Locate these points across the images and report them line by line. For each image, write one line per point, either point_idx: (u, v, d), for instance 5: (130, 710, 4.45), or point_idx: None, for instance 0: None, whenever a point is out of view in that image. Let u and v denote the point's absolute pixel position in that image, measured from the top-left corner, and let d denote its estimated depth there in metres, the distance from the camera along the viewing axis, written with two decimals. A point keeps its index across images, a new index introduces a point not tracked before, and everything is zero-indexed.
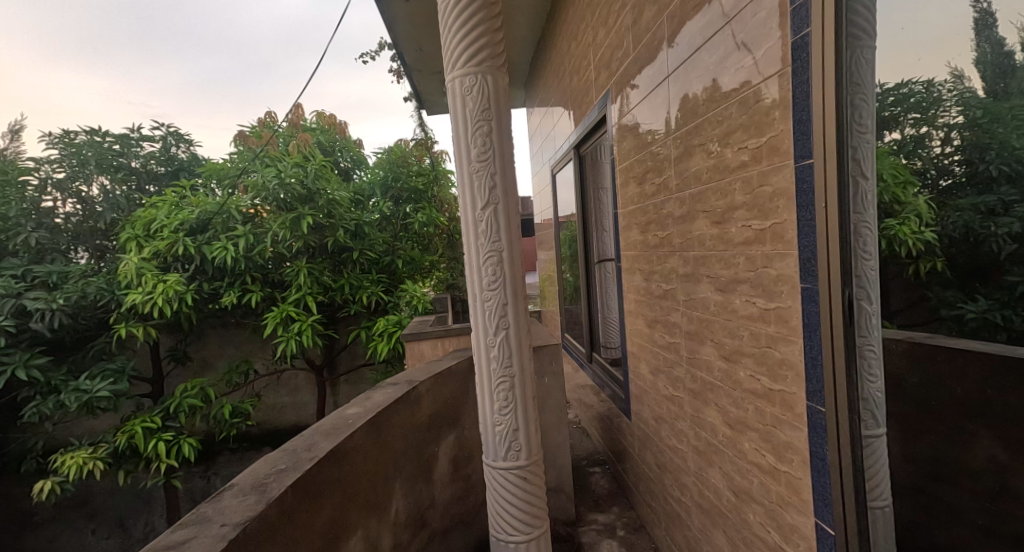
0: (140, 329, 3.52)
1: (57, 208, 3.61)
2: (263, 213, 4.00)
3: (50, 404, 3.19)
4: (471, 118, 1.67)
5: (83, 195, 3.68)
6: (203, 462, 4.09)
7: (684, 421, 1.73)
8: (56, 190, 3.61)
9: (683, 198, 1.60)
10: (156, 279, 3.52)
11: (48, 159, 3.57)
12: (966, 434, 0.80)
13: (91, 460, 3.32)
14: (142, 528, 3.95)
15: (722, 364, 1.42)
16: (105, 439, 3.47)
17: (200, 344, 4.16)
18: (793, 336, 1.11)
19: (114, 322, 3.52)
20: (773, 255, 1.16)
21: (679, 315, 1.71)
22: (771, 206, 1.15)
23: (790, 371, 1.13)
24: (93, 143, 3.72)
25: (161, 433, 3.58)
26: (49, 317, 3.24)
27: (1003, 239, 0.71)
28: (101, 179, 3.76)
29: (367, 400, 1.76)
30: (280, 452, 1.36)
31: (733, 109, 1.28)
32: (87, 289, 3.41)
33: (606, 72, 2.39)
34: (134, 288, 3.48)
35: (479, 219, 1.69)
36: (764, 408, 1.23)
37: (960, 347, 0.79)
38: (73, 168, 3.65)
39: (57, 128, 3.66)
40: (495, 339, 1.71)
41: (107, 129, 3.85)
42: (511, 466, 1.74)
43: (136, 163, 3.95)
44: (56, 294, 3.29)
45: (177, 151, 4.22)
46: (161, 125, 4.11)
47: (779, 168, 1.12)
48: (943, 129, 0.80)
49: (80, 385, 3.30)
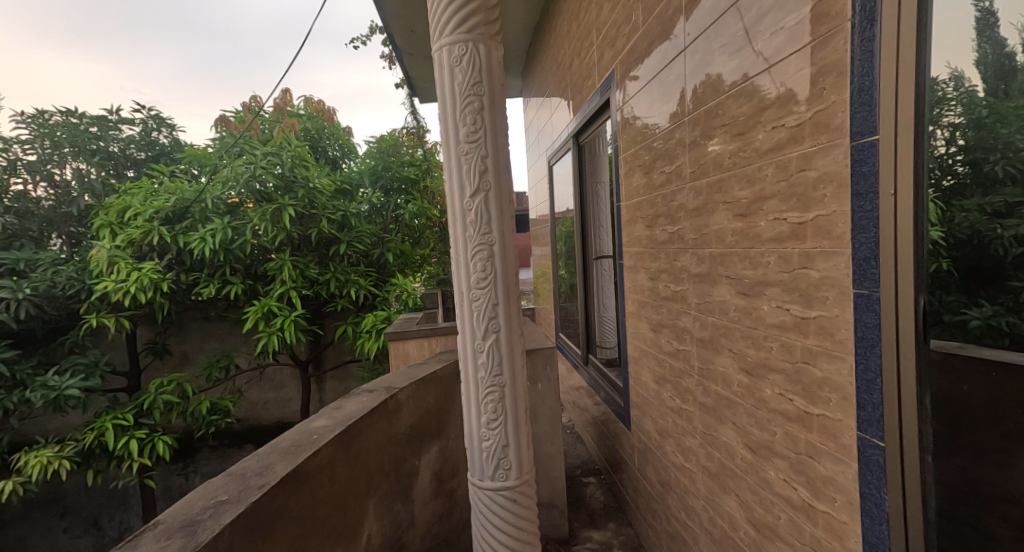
0: (112, 320, 3.30)
1: (29, 191, 3.39)
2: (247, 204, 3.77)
3: (15, 399, 2.98)
4: (459, 92, 1.47)
5: (56, 178, 3.46)
6: (181, 459, 3.92)
7: (693, 437, 1.55)
8: (28, 171, 3.38)
9: (699, 189, 1.41)
10: (130, 267, 3.30)
11: (18, 140, 3.36)
12: (1004, 455, 0.71)
13: (58, 459, 3.09)
14: (117, 527, 3.75)
15: (743, 378, 1.23)
16: (73, 437, 3.25)
17: (181, 337, 3.97)
18: (841, 352, 0.90)
19: (85, 313, 3.28)
20: (815, 253, 0.96)
21: (690, 319, 1.53)
22: (815, 194, 0.95)
23: (834, 393, 0.92)
24: (68, 125, 3.55)
25: (133, 430, 3.37)
26: (15, 306, 3.04)
27: (1010, 242, 0.70)
28: (76, 163, 3.55)
29: (338, 409, 1.56)
30: (224, 477, 1.16)
31: (765, 81, 1.09)
32: (56, 279, 3.19)
33: (611, 51, 2.20)
34: (105, 277, 3.26)
35: (468, 209, 1.50)
36: (797, 434, 1.03)
37: (983, 359, 0.73)
38: (45, 151, 3.44)
39: (30, 108, 3.44)
40: (484, 343, 1.52)
41: (83, 110, 3.66)
42: (499, 486, 1.55)
43: (115, 147, 3.77)
44: (22, 283, 3.09)
45: (158, 136, 4.04)
46: (142, 107, 3.95)
47: (827, 148, 0.91)
48: (947, 129, 0.76)
49: (48, 381, 3.09)
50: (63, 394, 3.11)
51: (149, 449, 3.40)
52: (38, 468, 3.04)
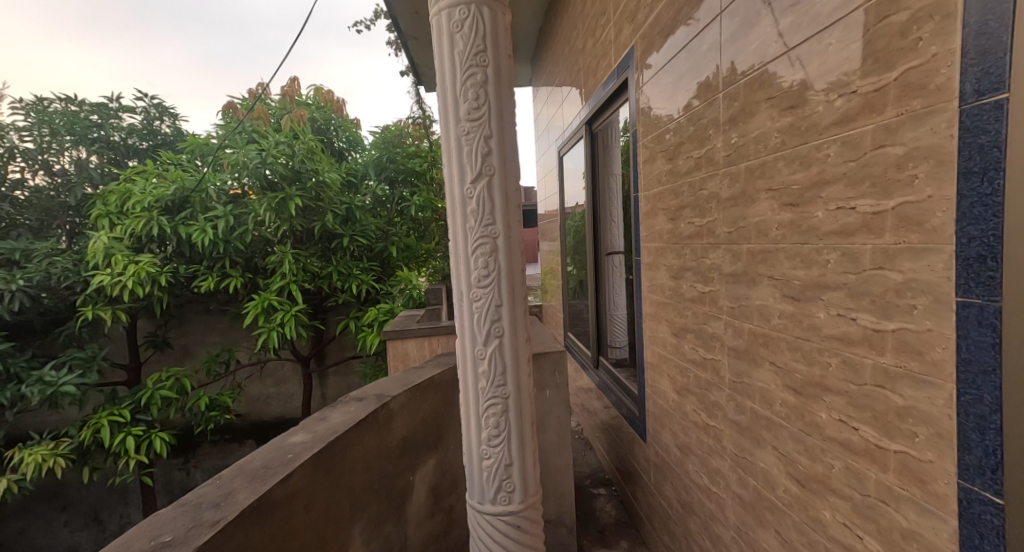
0: (109, 314, 3.15)
1: (26, 179, 3.25)
2: (251, 194, 3.62)
3: (9, 395, 2.83)
4: (460, 62, 1.29)
5: (53, 167, 3.30)
6: (178, 456, 3.80)
7: (722, 459, 1.36)
8: (24, 159, 3.24)
9: (736, 174, 1.22)
10: (126, 259, 3.15)
11: (15, 126, 3.20)
12: None
13: (52, 457, 2.94)
14: (117, 521, 3.61)
15: (789, 398, 1.04)
16: (69, 433, 3.11)
17: (182, 330, 3.84)
18: (936, 377, 0.71)
19: (81, 305, 3.14)
20: (899, 251, 0.76)
21: (720, 325, 1.33)
22: (898, 174, 0.76)
23: (921, 427, 0.74)
24: (66, 112, 3.37)
25: (130, 427, 3.22)
26: (9, 298, 2.93)
27: None
28: (77, 151, 3.39)
29: (320, 421, 1.38)
30: (177, 508, 0.99)
31: (830, 40, 0.89)
32: (51, 270, 3.05)
33: (630, 26, 1.99)
34: (101, 269, 3.11)
35: (469, 196, 1.31)
36: (864, 472, 0.85)
37: None
38: (43, 139, 3.28)
39: (30, 94, 3.28)
40: (485, 349, 1.34)
41: (83, 97, 3.47)
42: (501, 511, 1.37)
43: (115, 136, 3.58)
44: (16, 275, 2.95)
45: (161, 125, 3.83)
46: (144, 95, 3.73)
47: (922, 115, 0.72)
48: None
49: (44, 375, 2.94)
50: (59, 390, 2.96)
51: (146, 446, 3.24)
52: (33, 466, 2.89)
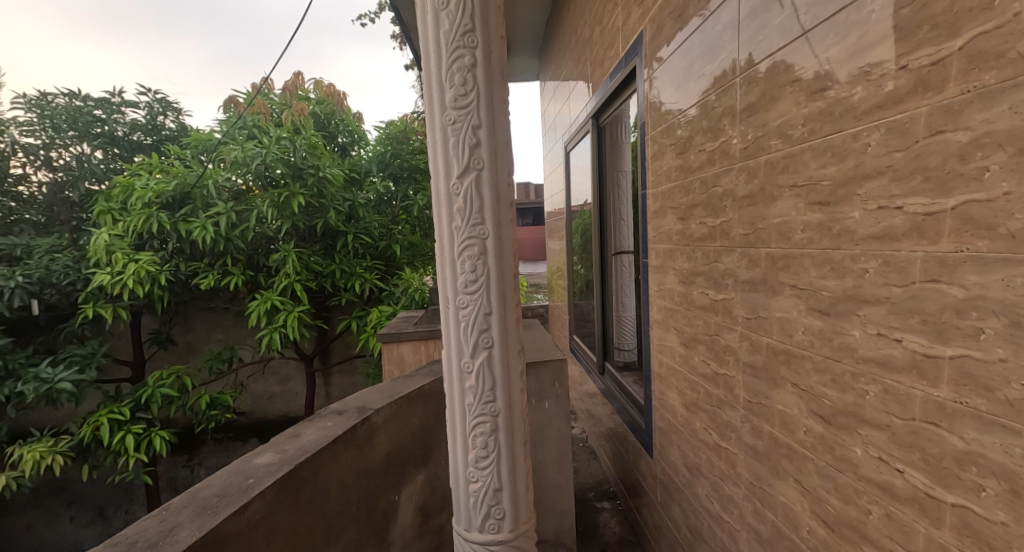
0: (109, 312, 3.05)
1: (29, 176, 3.18)
2: (253, 190, 3.50)
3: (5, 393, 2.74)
4: (446, 43, 1.16)
5: (53, 163, 3.21)
6: (185, 452, 3.71)
7: (736, 486, 1.22)
8: (26, 155, 3.16)
9: (754, 169, 1.08)
10: (127, 258, 3.04)
11: (16, 121, 3.12)
12: None
13: (51, 454, 2.86)
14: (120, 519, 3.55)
15: (815, 426, 0.90)
16: (69, 431, 3.02)
17: (186, 327, 3.75)
18: (1010, 418, 0.58)
19: (83, 302, 3.04)
20: (963, 262, 0.63)
21: (734, 337, 1.19)
22: (961, 167, 0.62)
23: (989, 480, 0.61)
24: (70, 107, 3.27)
25: (130, 425, 3.12)
26: (8, 295, 2.87)
27: None
28: (79, 147, 3.29)
29: (293, 439, 1.27)
30: (110, 546, 0.91)
31: (872, 6, 0.74)
32: (51, 266, 2.97)
33: (638, 10, 1.84)
34: (102, 267, 3.01)
35: (455, 193, 1.18)
36: (911, 524, 0.71)
37: None
38: (45, 135, 3.21)
39: (32, 89, 3.19)
40: (473, 362, 1.21)
41: (87, 92, 3.35)
42: (490, 540, 1.25)
43: (120, 131, 3.46)
44: (15, 270, 2.89)
45: (165, 120, 3.67)
46: (147, 90, 3.58)
47: (997, 93, 0.58)
48: None
49: (40, 373, 2.85)
50: (54, 389, 2.86)
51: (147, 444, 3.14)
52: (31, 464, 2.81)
